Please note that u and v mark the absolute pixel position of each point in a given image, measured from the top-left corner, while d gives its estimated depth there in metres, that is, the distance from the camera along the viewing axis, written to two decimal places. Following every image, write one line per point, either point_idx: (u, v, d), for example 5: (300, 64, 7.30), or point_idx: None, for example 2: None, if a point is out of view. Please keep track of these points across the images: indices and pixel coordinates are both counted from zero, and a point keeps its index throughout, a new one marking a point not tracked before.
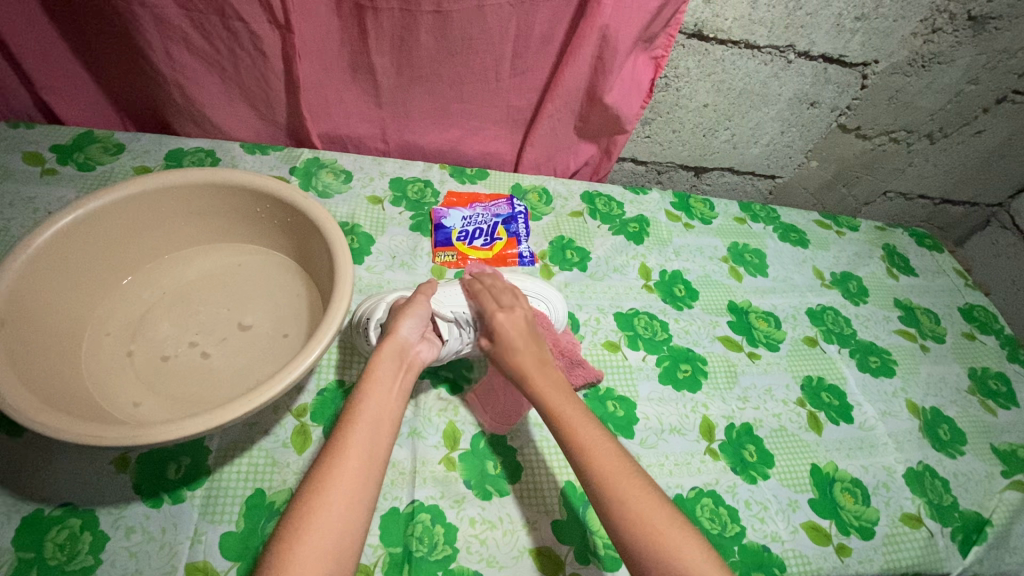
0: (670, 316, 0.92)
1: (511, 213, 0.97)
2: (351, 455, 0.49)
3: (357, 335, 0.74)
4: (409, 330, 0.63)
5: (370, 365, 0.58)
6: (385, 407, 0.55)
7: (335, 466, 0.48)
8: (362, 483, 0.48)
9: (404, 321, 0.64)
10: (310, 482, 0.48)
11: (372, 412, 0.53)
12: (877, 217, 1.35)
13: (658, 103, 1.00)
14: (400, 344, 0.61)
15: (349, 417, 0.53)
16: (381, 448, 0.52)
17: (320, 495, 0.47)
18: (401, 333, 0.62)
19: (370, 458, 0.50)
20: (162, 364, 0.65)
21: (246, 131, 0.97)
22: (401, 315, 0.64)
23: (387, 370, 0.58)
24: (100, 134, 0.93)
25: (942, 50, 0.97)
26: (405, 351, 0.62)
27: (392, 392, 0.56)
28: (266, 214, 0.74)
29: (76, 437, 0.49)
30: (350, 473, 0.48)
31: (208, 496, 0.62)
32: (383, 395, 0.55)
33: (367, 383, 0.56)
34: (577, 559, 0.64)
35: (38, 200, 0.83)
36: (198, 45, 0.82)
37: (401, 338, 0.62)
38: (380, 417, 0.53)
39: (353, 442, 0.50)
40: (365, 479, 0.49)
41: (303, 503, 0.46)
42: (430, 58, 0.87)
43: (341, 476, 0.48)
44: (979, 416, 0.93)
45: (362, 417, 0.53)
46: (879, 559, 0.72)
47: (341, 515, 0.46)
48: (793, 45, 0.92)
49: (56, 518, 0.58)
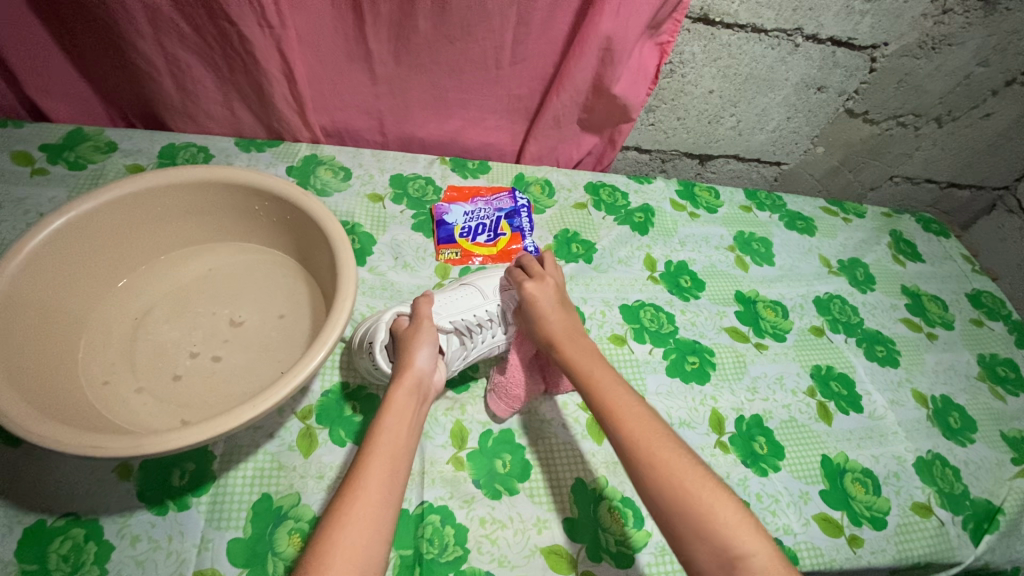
0: (676, 307, 0.91)
1: (514, 206, 0.95)
2: (368, 490, 0.49)
3: (358, 355, 0.71)
4: (424, 359, 0.62)
5: (387, 397, 0.57)
6: (402, 438, 0.54)
7: (352, 503, 0.48)
8: (380, 520, 0.48)
9: (418, 350, 0.62)
10: (327, 519, 0.47)
11: (389, 445, 0.53)
12: (883, 202, 1.34)
13: (662, 90, 0.98)
14: (417, 374, 0.60)
15: (367, 450, 0.52)
16: (399, 483, 0.51)
17: (337, 533, 0.46)
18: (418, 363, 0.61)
19: (387, 493, 0.49)
20: (175, 383, 0.62)
21: (241, 127, 0.95)
22: (414, 346, 0.62)
23: (404, 401, 0.57)
24: (90, 132, 0.90)
25: (952, 32, 0.95)
26: (423, 382, 0.60)
27: (407, 425, 0.55)
28: (265, 212, 0.72)
29: (78, 449, 0.48)
30: (366, 509, 0.48)
31: (214, 503, 0.61)
32: (402, 426, 0.55)
33: (384, 415, 0.55)
34: (589, 557, 0.63)
35: (29, 202, 0.80)
36: (189, 40, 0.79)
37: (418, 367, 0.60)
38: (396, 450, 0.53)
39: (370, 477, 0.50)
40: (382, 516, 0.48)
41: (322, 542, 0.46)
42: (428, 48, 0.84)
43: (360, 513, 0.47)
44: (989, 402, 0.92)
45: (379, 451, 0.52)
46: (892, 549, 0.72)
47: (360, 553, 0.45)
48: (801, 28, 0.90)
49: (59, 528, 0.57)
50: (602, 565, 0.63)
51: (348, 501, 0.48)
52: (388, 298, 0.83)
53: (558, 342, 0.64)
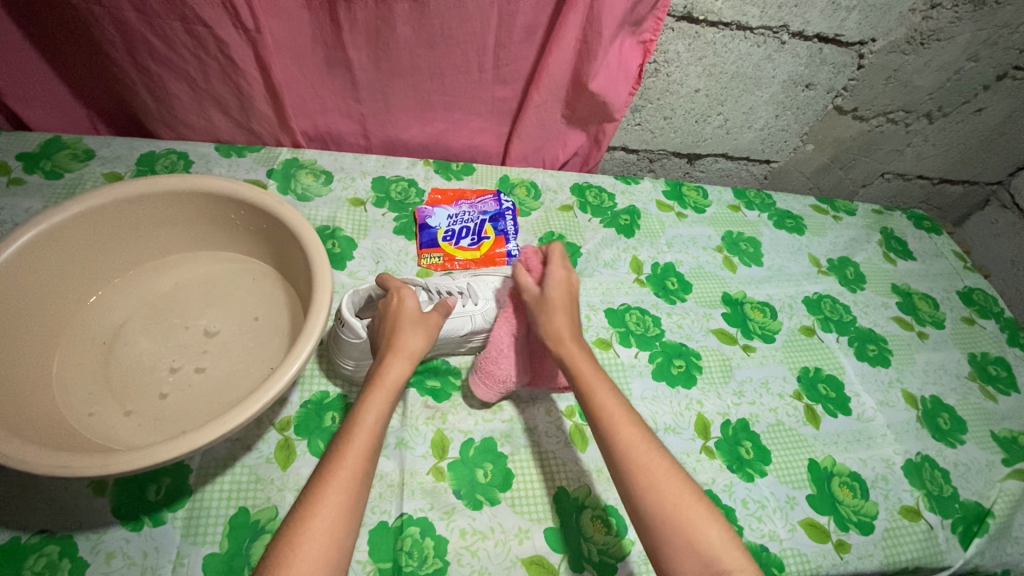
0: (663, 310, 0.90)
1: (499, 209, 0.94)
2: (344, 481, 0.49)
3: (335, 360, 0.71)
4: (415, 342, 0.61)
5: (373, 382, 0.56)
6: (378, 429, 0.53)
7: (325, 492, 0.48)
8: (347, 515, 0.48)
9: (410, 333, 0.61)
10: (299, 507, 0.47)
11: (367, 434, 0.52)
12: (875, 198, 1.32)
13: (648, 89, 0.97)
14: (408, 358, 0.59)
15: (346, 436, 0.52)
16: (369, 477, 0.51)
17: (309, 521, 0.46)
18: (407, 347, 0.60)
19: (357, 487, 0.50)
20: (163, 403, 0.61)
21: (221, 132, 0.94)
22: (410, 331, 0.61)
23: (390, 387, 0.56)
24: (68, 139, 0.89)
25: (941, 27, 0.94)
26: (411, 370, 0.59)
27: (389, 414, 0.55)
28: (242, 220, 0.71)
29: (43, 468, 0.47)
30: (339, 499, 0.48)
31: (190, 517, 0.60)
32: (383, 414, 0.54)
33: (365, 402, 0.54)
34: (571, 567, 0.63)
35: (5, 212, 0.80)
36: (160, 52, 0.78)
37: (409, 352, 0.59)
38: (376, 441, 0.53)
39: (347, 468, 0.50)
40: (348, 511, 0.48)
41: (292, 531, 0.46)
42: (408, 50, 0.83)
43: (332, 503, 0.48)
44: (980, 403, 0.91)
45: (359, 440, 0.52)
46: (879, 554, 0.71)
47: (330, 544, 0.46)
48: (787, 26, 0.89)
49: (33, 546, 0.57)
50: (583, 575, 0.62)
51: (322, 489, 0.48)
52: None
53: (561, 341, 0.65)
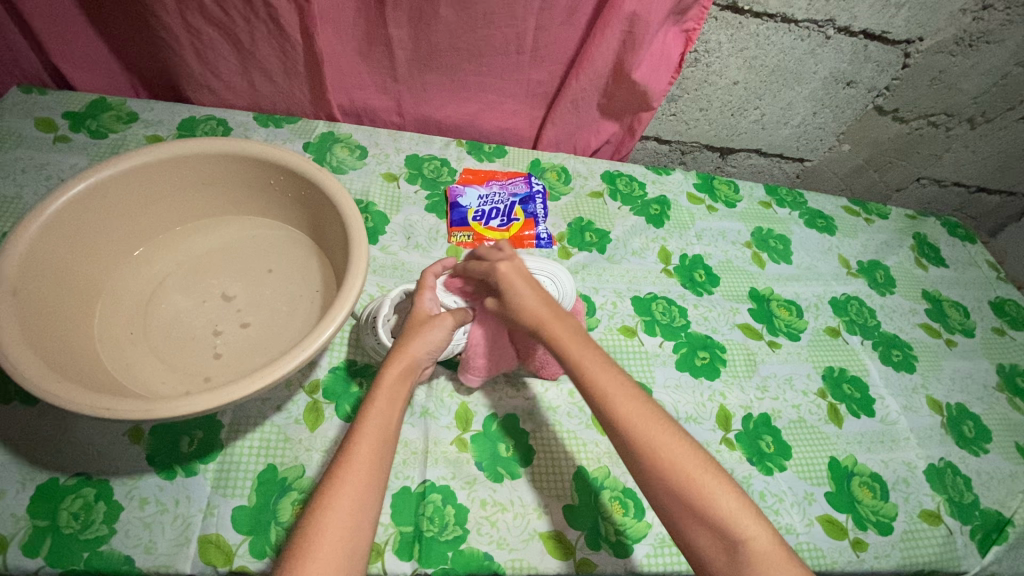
0: (689, 301, 0.89)
1: (529, 192, 0.94)
2: (356, 474, 0.48)
3: (364, 332, 0.72)
4: (422, 350, 0.59)
5: (378, 376, 0.55)
6: (388, 422, 0.53)
7: (343, 480, 0.48)
8: (362, 504, 0.47)
9: (419, 339, 0.59)
10: (315, 499, 0.47)
11: (379, 427, 0.52)
12: (908, 204, 1.30)
13: (686, 79, 0.96)
14: (409, 359, 0.57)
15: (358, 430, 0.51)
16: (384, 467, 0.50)
17: (323, 515, 0.46)
18: (412, 352, 0.58)
19: (374, 478, 0.49)
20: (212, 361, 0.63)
21: (260, 102, 0.96)
22: (418, 332, 0.60)
23: (394, 383, 0.55)
24: (112, 101, 0.91)
25: (991, 29, 0.92)
26: (417, 368, 0.58)
27: (397, 409, 0.54)
28: (280, 186, 0.72)
29: (88, 409, 0.48)
30: (352, 493, 0.47)
31: (221, 470, 0.62)
32: (393, 409, 0.54)
33: (376, 397, 0.54)
34: (588, 545, 0.63)
35: (50, 167, 0.82)
36: (208, 17, 0.79)
37: (414, 352, 0.58)
38: (386, 432, 0.52)
39: (359, 461, 0.49)
40: (367, 500, 0.48)
41: (311, 521, 0.46)
42: (448, 30, 0.84)
43: (347, 494, 0.47)
44: (1005, 413, 0.90)
45: (367, 434, 0.51)
46: (896, 555, 0.71)
47: (348, 535, 0.46)
48: (833, 20, 0.87)
49: (70, 487, 0.59)
50: (600, 553, 0.63)
51: (337, 481, 0.48)
52: (398, 278, 0.83)
53: (541, 319, 0.60)
